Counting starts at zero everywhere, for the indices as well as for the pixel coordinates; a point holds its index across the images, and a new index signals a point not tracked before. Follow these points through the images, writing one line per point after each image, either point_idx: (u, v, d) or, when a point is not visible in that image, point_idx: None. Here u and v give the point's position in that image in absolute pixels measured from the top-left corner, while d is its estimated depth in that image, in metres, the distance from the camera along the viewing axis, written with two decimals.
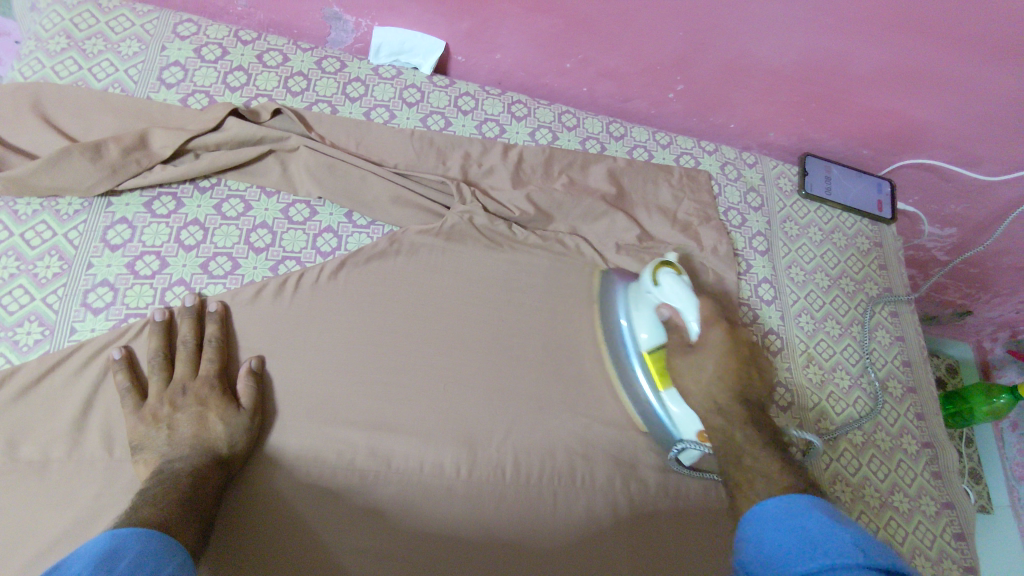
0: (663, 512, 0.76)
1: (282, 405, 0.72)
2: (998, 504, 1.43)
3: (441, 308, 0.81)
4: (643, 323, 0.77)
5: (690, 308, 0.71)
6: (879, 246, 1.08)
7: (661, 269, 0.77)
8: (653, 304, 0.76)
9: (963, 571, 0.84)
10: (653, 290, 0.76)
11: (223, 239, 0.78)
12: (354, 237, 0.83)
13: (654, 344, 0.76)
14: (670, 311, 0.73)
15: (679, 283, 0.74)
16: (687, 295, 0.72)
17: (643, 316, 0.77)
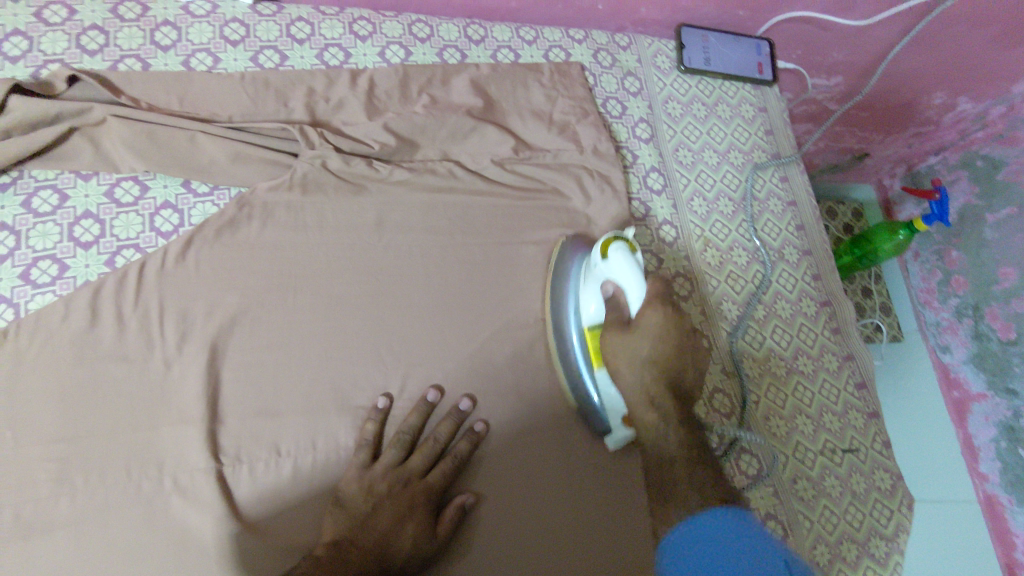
0: (574, 425, 0.77)
1: (151, 406, 0.66)
2: (906, 331, 1.51)
3: (313, 267, 0.75)
4: (591, 301, 0.73)
5: (637, 288, 0.69)
6: (764, 112, 1.05)
7: (614, 241, 0.72)
8: (600, 279, 0.73)
9: (867, 417, 0.88)
10: (603, 263, 0.72)
11: (41, 240, 0.69)
12: (197, 208, 0.75)
13: (595, 323, 0.73)
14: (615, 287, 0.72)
15: (632, 262, 0.70)
16: (635, 274, 0.69)
17: (586, 290, 0.74)
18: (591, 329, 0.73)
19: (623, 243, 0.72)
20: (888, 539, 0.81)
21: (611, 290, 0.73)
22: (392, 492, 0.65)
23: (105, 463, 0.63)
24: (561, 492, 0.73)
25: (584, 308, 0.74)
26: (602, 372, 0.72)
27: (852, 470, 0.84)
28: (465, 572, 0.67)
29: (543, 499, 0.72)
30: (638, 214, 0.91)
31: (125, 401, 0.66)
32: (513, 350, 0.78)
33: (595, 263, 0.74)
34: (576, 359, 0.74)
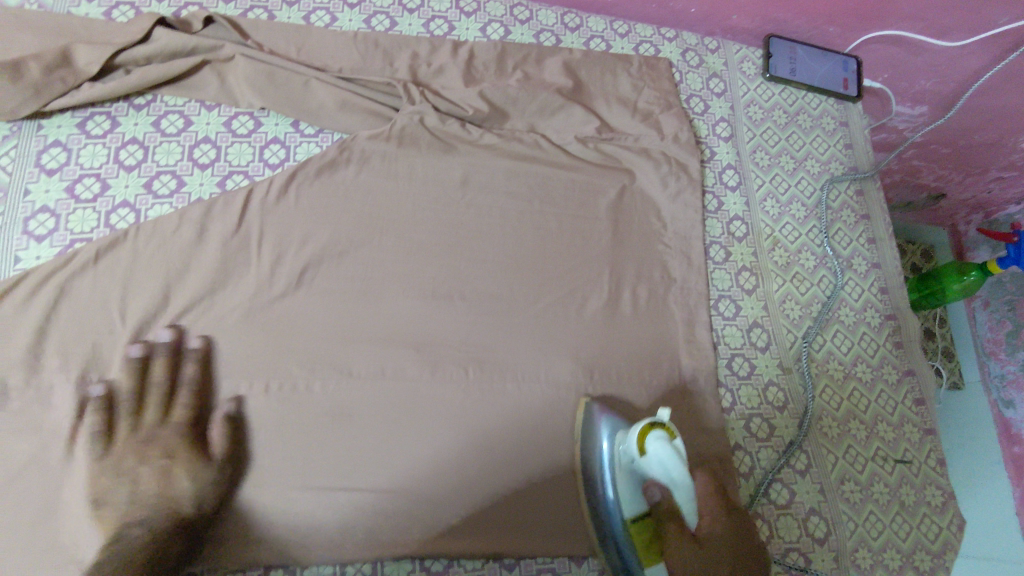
0: (629, 395, 0.79)
1: (241, 318, 0.71)
2: (968, 379, 1.46)
3: (401, 215, 0.80)
4: (626, 485, 0.67)
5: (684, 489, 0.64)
6: (845, 126, 1.06)
7: (652, 431, 0.66)
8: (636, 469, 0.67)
9: (923, 432, 0.87)
10: (646, 439, 0.66)
11: (165, 156, 0.76)
12: (303, 147, 0.81)
13: (637, 512, 0.67)
14: (662, 491, 0.67)
15: (674, 453, 0.64)
16: (681, 470, 0.63)
17: (623, 484, 0.67)
18: (636, 521, 0.66)
19: (662, 431, 0.66)
20: (933, 554, 0.80)
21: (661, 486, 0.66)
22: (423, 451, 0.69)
23: (197, 362, 0.69)
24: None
25: (624, 497, 0.67)
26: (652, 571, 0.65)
27: (903, 482, 0.83)
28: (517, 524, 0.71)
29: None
30: (711, 207, 0.93)
31: (220, 310, 0.71)
32: (577, 314, 0.81)
33: (629, 451, 0.67)
34: (612, 522, 0.68)
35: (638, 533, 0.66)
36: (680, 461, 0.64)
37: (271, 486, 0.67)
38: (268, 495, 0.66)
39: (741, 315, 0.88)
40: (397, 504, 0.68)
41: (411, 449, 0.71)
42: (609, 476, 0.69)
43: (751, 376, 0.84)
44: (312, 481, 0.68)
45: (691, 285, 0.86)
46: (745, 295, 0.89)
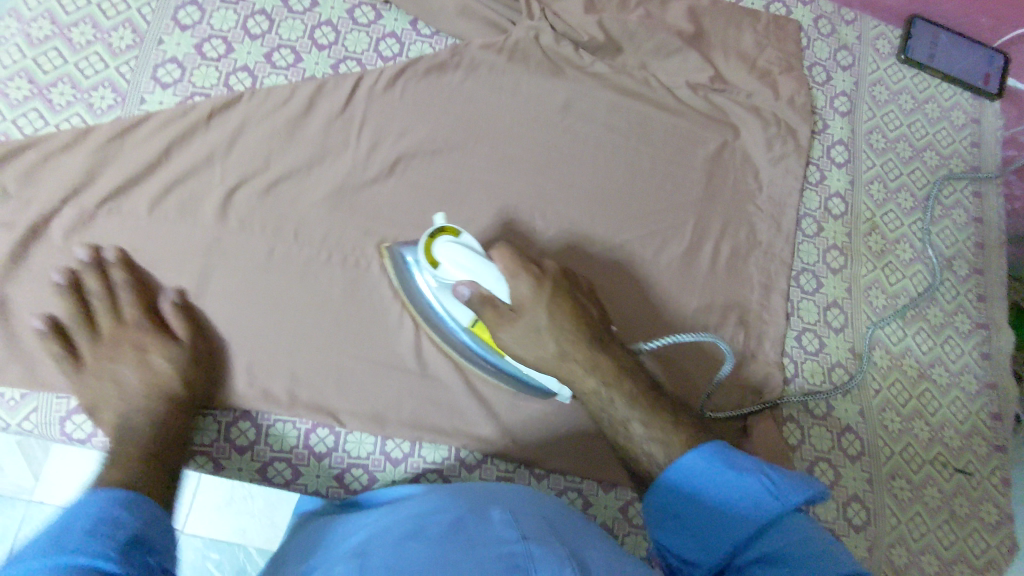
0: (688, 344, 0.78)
1: (332, 194, 0.75)
2: None
3: (498, 126, 0.81)
4: (448, 301, 0.67)
5: (486, 270, 0.63)
6: (976, 124, 0.97)
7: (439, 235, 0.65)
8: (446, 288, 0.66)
9: (992, 448, 0.82)
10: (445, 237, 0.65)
11: (288, 31, 0.79)
12: (416, 45, 0.82)
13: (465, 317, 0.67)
14: (469, 285, 0.64)
15: (464, 253, 0.63)
16: (470, 256, 0.63)
17: (449, 304, 0.67)
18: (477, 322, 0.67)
19: (444, 234, 0.65)
20: (974, 570, 0.77)
21: (467, 293, 0.64)
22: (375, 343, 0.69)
23: (285, 226, 0.73)
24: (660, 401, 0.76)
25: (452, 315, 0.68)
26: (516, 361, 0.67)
27: (957, 492, 0.80)
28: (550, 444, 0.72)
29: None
30: (812, 179, 0.89)
31: (313, 182, 0.74)
32: (653, 257, 0.80)
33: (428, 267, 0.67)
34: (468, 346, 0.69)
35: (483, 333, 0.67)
36: (472, 255, 0.63)
37: (337, 352, 0.70)
38: (329, 360, 0.70)
39: (821, 292, 0.85)
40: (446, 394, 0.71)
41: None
42: (435, 301, 0.69)
43: (819, 354, 0.82)
44: (372, 357, 0.71)
45: (776, 251, 0.84)
46: (830, 273, 0.86)
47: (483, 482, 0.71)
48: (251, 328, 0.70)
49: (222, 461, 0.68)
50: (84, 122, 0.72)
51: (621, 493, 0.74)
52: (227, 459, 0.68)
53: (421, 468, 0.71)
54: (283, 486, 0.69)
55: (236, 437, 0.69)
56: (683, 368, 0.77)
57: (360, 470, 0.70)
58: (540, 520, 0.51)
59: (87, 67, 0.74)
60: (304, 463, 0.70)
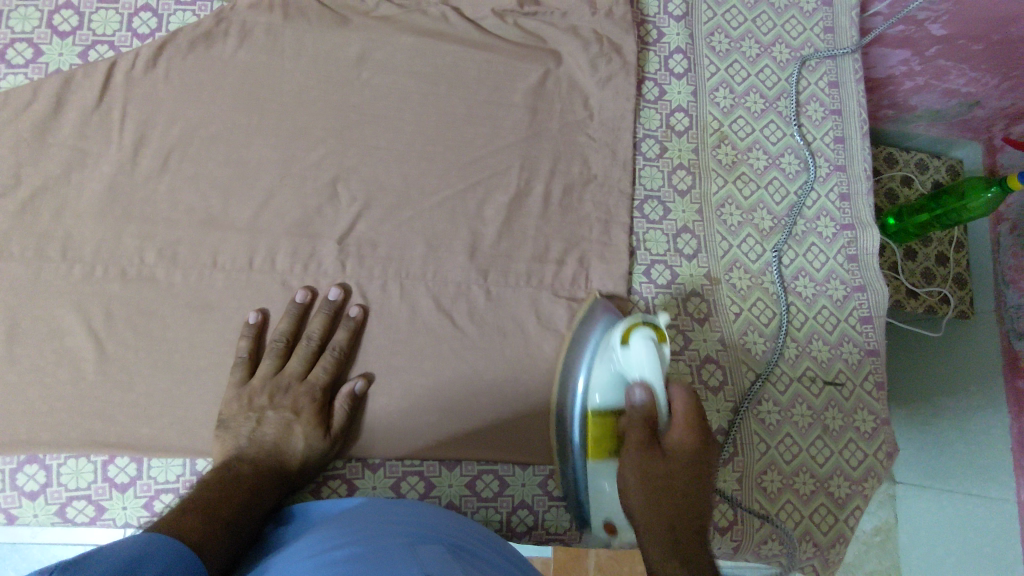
0: (523, 300, 0.72)
1: (97, 199, 0.66)
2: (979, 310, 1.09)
3: (284, 93, 0.73)
4: (604, 376, 0.62)
5: (640, 375, 0.58)
6: (828, 6, 0.89)
7: (638, 328, 0.59)
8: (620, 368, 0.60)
9: (865, 355, 0.79)
10: (623, 354, 0.59)
11: (20, 22, 0.69)
12: (176, 15, 0.72)
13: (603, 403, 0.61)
14: (637, 396, 0.58)
15: (656, 358, 0.57)
16: (655, 372, 0.57)
17: (596, 374, 0.63)
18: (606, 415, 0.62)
19: (648, 329, 0.59)
20: (852, 481, 0.75)
21: (639, 399, 0.58)
22: (276, 403, 0.63)
23: (49, 242, 0.65)
24: (497, 365, 0.70)
25: (591, 390, 0.63)
26: (594, 465, 0.63)
27: (829, 405, 0.77)
28: (383, 431, 0.67)
29: (474, 367, 0.69)
30: (650, 97, 0.82)
31: (74, 190, 0.66)
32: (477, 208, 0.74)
33: (612, 347, 0.62)
34: (572, 423, 0.65)
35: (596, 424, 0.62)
36: (657, 362, 0.57)
37: (123, 374, 0.63)
38: (112, 384, 0.63)
39: (670, 219, 0.79)
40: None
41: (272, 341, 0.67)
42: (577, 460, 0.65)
43: (673, 285, 0.77)
44: (160, 377, 0.64)
45: (614, 182, 0.78)
46: (678, 196, 0.80)
47: (310, 485, 0.66)
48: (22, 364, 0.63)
49: (13, 511, 0.62)
50: None
51: (468, 468, 0.69)
52: (18, 508, 0.62)
53: None
54: (87, 526, 0.62)
55: (24, 483, 0.62)
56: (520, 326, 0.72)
57: (168, 496, 0.63)
58: (440, 544, 0.47)
59: None
60: (107, 497, 0.63)
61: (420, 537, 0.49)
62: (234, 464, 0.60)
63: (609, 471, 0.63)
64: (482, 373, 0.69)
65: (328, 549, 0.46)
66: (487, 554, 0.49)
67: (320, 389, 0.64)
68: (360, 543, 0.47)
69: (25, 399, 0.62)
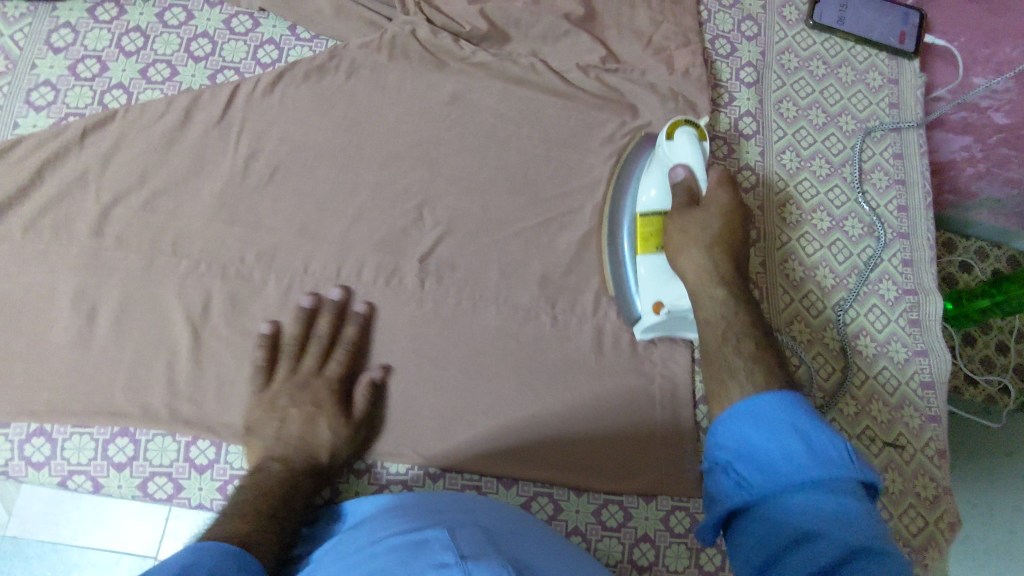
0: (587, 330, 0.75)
1: (210, 203, 0.73)
2: None
3: (383, 125, 0.80)
4: (657, 176, 0.74)
5: (690, 165, 0.72)
6: (894, 84, 0.94)
7: (682, 126, 0.73)
8: (666, 163, 0.74)
9: (925, 420, 0.78)
10: (667, 146, 0.74)
11: (163, 46, 0.78)
12: (295, 50, 0.81)
13: (654, 207, 0.73)
14: (683, 171, 0.72)
15: (698, 146, 0.72)
16: (699, 158, 0.72)
17: (650, 175, 0.75)
18: (652, 215, 0.73)
19: (692, 129, 0.73)
20: (910, 548, 0.73)
21: (680, 175, 0.72)
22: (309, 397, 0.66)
23: (162, 238, 0.71)
24: (558, 392, 0.72)
25: (644, 194, 0.75)
26: (644, 257, 0.73)
27: (887, 467, 0.76)
28: (447, 441, 0.69)
29: (536, 392, 0.72)
30: (719, 154, 0.87)
31: (191, 193, 0.73)
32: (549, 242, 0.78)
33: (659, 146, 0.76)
34: (624, 241, 0.76)
35: (649, 223, 0.73)
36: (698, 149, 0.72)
37: (214, 365, 0.68)
38: (203, 372, 0.68)
39: None
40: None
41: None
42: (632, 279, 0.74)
43: None
44: (247, 369, 0.68)
45: None
46: None
47: (350, 486, 0.69)
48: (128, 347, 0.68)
49: (100, 479, 0.66)
50: None
51: (524, 489, 0.70)
52: (106, 477, 0.66)
53: None
54: (165, 502, 0.66)
55: (114, 454, 0.66)
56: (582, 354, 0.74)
57: None
58: (483, 531, 0.48)
59: None
60: (186, 476, 0.66)
61: (457, 523, 0.50)
62: (265, 466, 0.62)
63: (659, 264, 0.72)
64: (544, 399, 0.71)
65: (383, 542, 0.47)
66: (528, 540, 0.50)
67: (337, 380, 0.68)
68: (408, 530, 0.49)
69: (126, 378, 0.67)
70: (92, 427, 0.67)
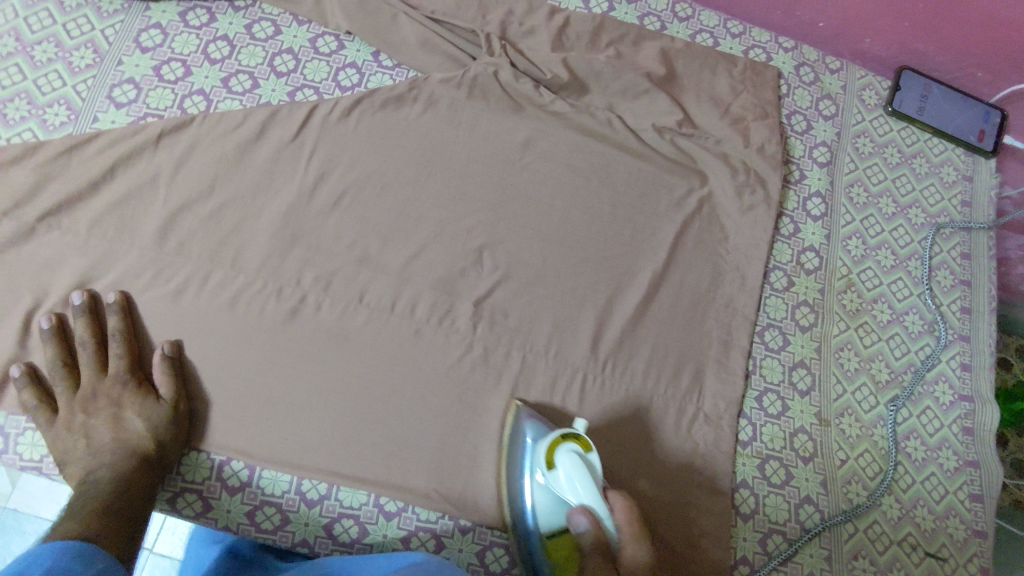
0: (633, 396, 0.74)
1: (276, 221, 0.73)
2: None
3: (454, 161, 0.79)
4: (547, 500, 0.62)
5: (581, 493, 0.58)
6: (968, 181, 0.92)
7: (561, 446, 0.61)
8: (554, 488, 0.61)
9: (971, 534, 0.75)
10: (551, 476, 0.61)
11: (247, 58, 0.78)
12: (376, 77, 0.81)
13: (554, 527, 0.62)
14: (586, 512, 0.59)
15: (583, 473, 0.59)
16: (590, 486, 0.58)
17: (541, 500, 0.62)
18: (556, 534, 0.62)
19: (573, 443, 0.61)
20: None
21: (582, 524, 0.59)
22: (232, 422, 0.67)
23: (225, 250, 0.71)
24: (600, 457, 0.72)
25: (539, 514, 0.62)
26: None
27: None
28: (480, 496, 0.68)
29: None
30: (784, 232, 0.85)
31: (259, 209, 0.73)
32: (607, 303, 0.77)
33: (539, 469, 0.62)
34: (529, 551, 0.64)
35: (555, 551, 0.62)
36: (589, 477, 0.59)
37: (262, 385, 0.68)
38: (252, 391, 0.68)
39: (787, 350, 0.81)
40: (360, 439, 0.68)
41: (394, 382, 0.70)
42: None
43: (781, 417, 0.78)
44: (223, 390, 0.68)
45: (739, 306, 0.80)
46: (798, 332, 0.82)
47: (246, 505, 0.66)
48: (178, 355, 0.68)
49: None
50: (34, 137, 0.71)
51: None
52: None
53: (337, 513, 0.67)
54: (192, 519, 0.66)
55: None
56: (627, 419, 0.74)
57: (271, 510, 0.66)
58: None
59: (45, 83, 0.73)
60: (215, 496, 0.66)
61: None
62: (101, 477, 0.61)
63: None
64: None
65: None
66: None
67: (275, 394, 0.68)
68: None
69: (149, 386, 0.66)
70: None
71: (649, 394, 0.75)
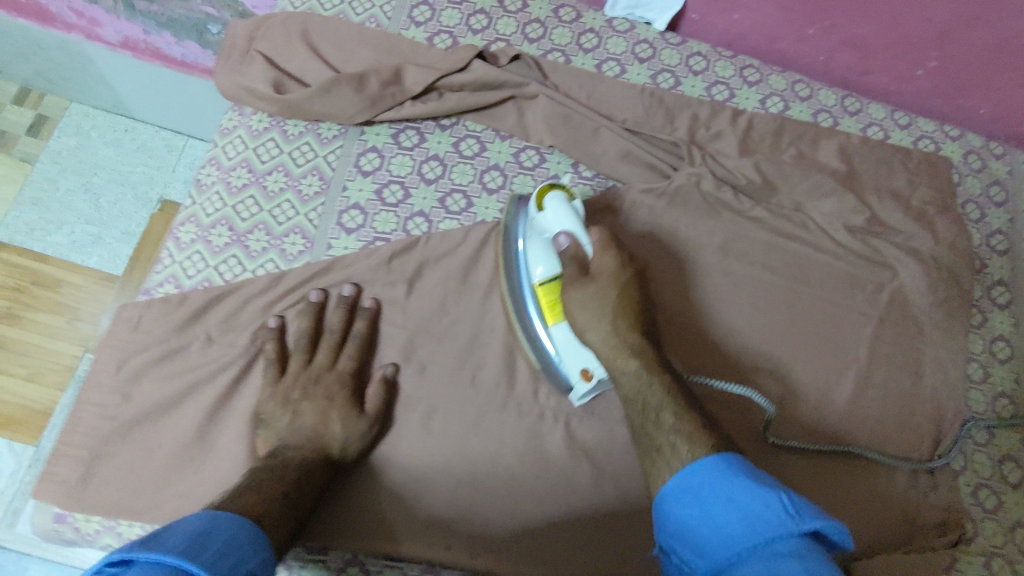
0: (859, 493, 0.77)
1: (506, 340, 0.75)
2: None
3: (662, 267, 0.81)
4: (539, 252, 0.72)
5: (570, 222, 0.69)
6: None
7: (550, 192, 0.71)
8: (544, 234, 0.71)
9: None
10: (540, 215, 0.70)
11: (459, 176, 0.81)
12: (579, 188, 0.83)
13: (548, 275, 0.70)
14: (569, 238, 0.69)
15: (570, 210, 0.70)
16: (574, 219, 0.69)
17: (534, 249, 0.72)
18: (546, 284, 0.71)
19: (562, 192, 0.71)
20: None
21: (565, 244, 0.69)
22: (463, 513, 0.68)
23: (464, 372, 0.73)
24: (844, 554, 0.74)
25: (533, 266, 0.72)
26: (556, 327, 0.70)
27: None
28: None
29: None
30: (974, 322, 0.88)
31: (490, 329, 0.75)
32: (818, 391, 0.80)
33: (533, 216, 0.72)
34: (529, 310, 0.73)
35: (545, 293, 0.71)
36: (574, 213, 0.70)
37: (508, 501, 0.69)
38: (492, 499, 0.69)
39: (994, 444, 0.82)
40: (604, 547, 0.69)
41: (637, 497, 0.71)
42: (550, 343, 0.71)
43: (998, 512, 0.79)
44: (424, 450, 0.70)
45: (945, 401, 0.82)
46: (1003, 424, 0.83)
47: None
48: (435, 482, 0.69)
49: None
50: (277, 267, 0.74)
51: None
52: None
53: None
54: None
55: None
56: (856, 519, 0.76)
57: None
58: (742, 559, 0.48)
59: (280, 213, 0.76)
60: None
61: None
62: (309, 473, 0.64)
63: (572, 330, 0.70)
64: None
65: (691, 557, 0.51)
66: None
67: (519, 501, 0.69)
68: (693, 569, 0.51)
69: (405, 498, 0.68)
70: (402, 562, 0.67)
71: (871, 492, 0.77)
